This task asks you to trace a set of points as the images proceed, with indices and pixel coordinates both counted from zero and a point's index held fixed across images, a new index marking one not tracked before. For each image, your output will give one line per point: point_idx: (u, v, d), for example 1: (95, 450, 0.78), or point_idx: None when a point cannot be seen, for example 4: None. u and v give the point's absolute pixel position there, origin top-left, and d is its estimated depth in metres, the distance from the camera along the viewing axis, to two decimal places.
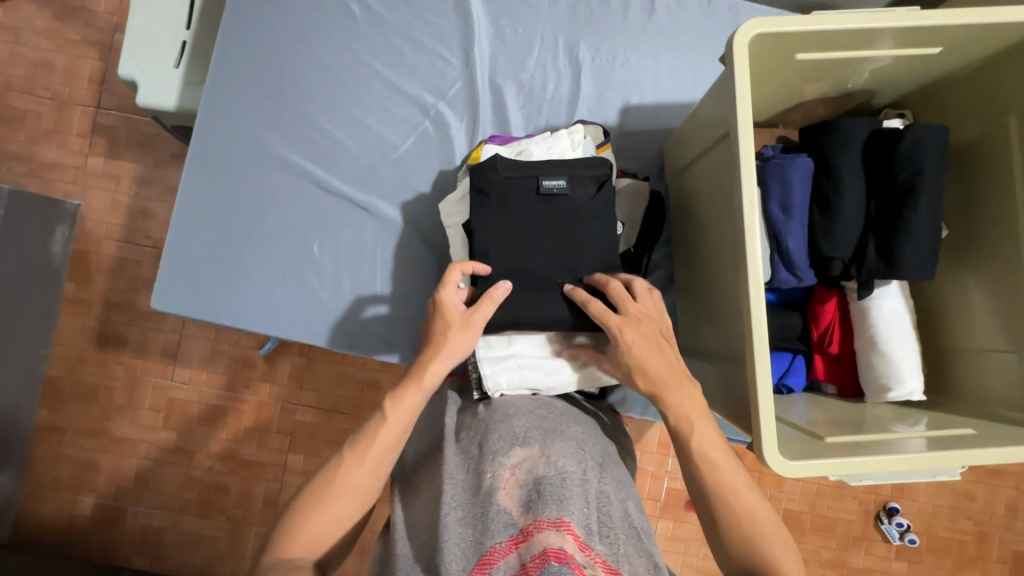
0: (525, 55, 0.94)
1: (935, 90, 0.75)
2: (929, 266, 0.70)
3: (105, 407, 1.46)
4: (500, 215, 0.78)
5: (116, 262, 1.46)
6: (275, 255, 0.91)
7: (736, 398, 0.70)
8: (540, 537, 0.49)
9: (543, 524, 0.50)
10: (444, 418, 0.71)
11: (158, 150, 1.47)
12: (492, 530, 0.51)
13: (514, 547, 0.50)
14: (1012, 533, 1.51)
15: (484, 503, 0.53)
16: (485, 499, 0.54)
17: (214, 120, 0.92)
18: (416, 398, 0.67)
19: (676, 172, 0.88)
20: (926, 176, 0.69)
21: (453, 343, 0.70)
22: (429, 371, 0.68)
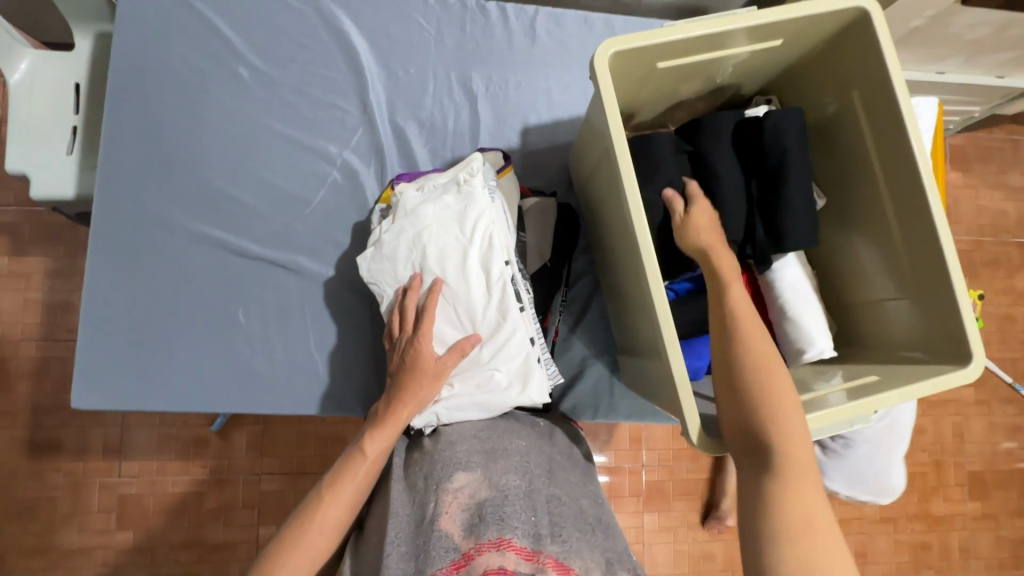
0: (421, 94, 0.97)
1: (792, 74, 0.83)
2: (812, 233, 0.75)
3: (49, 520, 1.36)
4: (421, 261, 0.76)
5: (38, 363, 1.38)
6: (197, 328, 0.89)
7: (665, 389, 0.73)
8: (482, 558, 0.49)
9: (483, 546, 0.50)
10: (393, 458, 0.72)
11: (68, 239, 1.41)
12: (433, 556, 0.50)
13: (455, 571, 0.49)
14: (963, 457, 1.63)
15: (428, 531, 0.53)
16: (428, 528, 0.54)
17: (113, 206, 0.89)
18: (391, 434, 0.69)
19: (581, 183, 0.93)
20: (791, 155, 0.74)
21: (418, 391, 0.70)
22: (405, 412, 0.69)
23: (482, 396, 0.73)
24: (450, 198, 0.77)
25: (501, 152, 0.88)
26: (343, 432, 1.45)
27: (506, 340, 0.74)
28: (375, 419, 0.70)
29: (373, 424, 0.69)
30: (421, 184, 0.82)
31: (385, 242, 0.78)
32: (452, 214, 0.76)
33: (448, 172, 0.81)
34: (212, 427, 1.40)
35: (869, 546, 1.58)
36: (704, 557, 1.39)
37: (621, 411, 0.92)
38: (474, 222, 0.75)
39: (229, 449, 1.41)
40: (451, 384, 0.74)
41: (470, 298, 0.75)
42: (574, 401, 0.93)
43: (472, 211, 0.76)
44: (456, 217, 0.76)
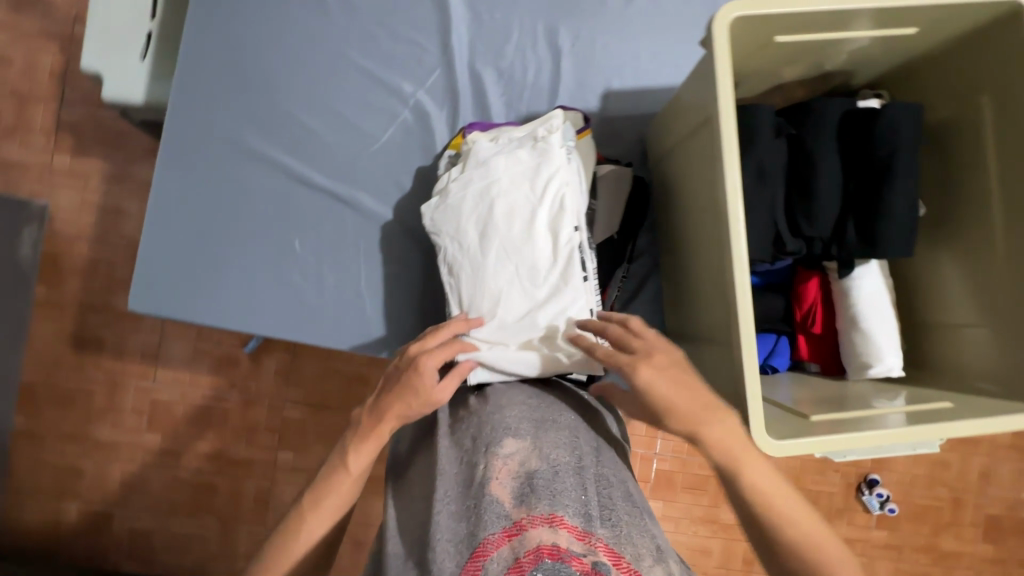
0: (504, 41, 0.93)
1: (909, 70, 0.77)
2: (909, 242, 0.71)
3: (85, 412, 1.42)
4: (488, 207, 0.74)
5: (88, 263, 1.42)
6: (253, 252, 0.89)
7: (723, 383, 0.70)
8: (534, 532, 0.49)
9: (536, 520, 0.50)
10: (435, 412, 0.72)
11: (126, 146, 1.42)
12: (485, 522, 0.51)
13: (507, 539, 0.50)
14: (985, 499, 1.58)
15: (478, 494, 0.54)
16: (478, 491, 0.54)
17: (185, 117, 0.89)
18: (373, 450, 0.66)
19: (658, 158, 0.89)
20: (902, 155, 0.69)
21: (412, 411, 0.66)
22: (388, 426, 0.66)
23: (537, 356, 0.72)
24: (527, 153, 0.75)
25: (582, 114, 0.85)
26: (366, 374, 1.47)
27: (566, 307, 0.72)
28: (357, 431, 0.67)
29: (355, 437, 0.66)
30: (496, 135, 0.80)
31: (454, 190, 0.77)
32: (526, 169, 0.74)
33: (526, 126, 0.79)
34: (244, 349, 1.44)
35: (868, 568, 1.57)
36: (702, 551, 1.40)
37: None
38: (547, 180, 0.73)
39: (258, 373, 1.44)
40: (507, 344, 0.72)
41: (534, 254, 0.73)
42: None
43: (548, 166, 0.73)
44: (530, 171, 0.74)
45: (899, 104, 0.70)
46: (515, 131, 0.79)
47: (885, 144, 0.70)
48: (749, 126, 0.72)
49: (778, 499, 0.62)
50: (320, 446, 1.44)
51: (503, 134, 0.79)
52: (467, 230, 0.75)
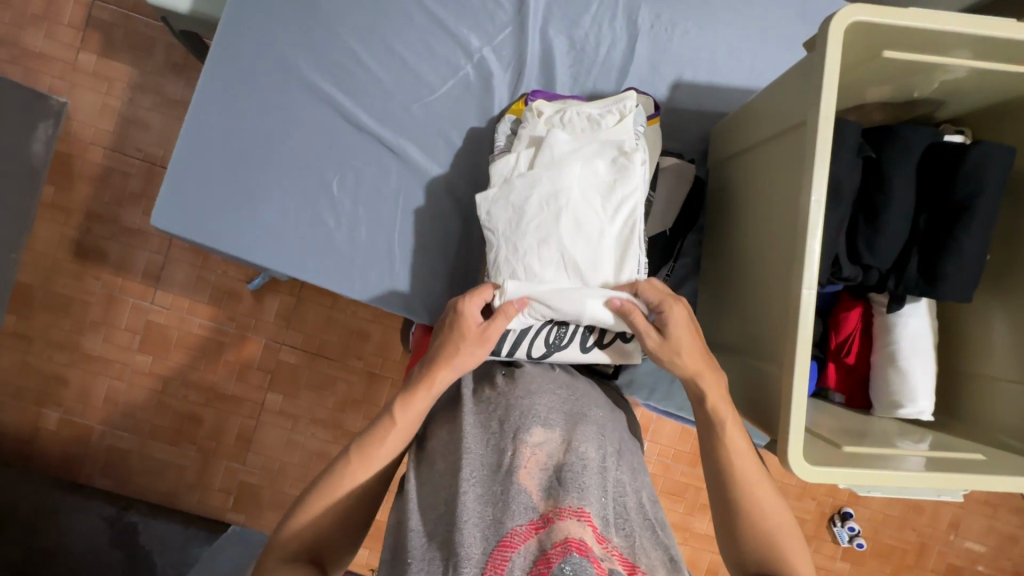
0: (582, 10, 0.88)
1: (1000, 112, 0.74)
2: (971, 287, 0.69)
3: (78, 321, 1.39)
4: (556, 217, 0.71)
5: (101, 171, 1.37)
6: (289, 186, 0.86)
7: (759, 396, 0.68)
8: (562, 525, 0.49)
9: (564, 512, 0.50)
10: (461, 383, 0.69)
11: (156, 56, 1.36)
12: (513, 512, 0.51)
13: (534, 532, 0.50)
14: (950, 547, 1.60)
15: (506, 482, 0.53)
16: (506, 478, 0.53)
17: (239, 31, 0.84)
18: (423, 407, 0.65)
19: (719, 160, 0.86)
20: (985, 197, 0.67)
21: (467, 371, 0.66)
22: (439, 377, 0.65)
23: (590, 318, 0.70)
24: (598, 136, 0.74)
25: (653, 99, 0.82)
26: (368, 330, 1.45)
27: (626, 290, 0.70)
28: (409, 384, 0.66)
29: (406, 390, 0.65)
30: (562, 108, 0.78)
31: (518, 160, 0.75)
32: (600, 183, 0.72)
33: (598, 103, 0.77)
34: (249, 285, 1.40)
35: None
36: None
37: (675, 401, 0.90)
38: (621, 201, 0.72)
39: (259, 311, 1.42)
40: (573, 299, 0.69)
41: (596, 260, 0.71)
42: (632, 375, 0.91)
43: (625, 187, 0.71)
44: (604, 186, 0.72)
45: (990, 143, 0.67)
46: (599, 129, 0.76)
47: (968, 182, 0.67)
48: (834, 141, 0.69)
49: (769, 522, 0.64)
50: (311, 394, 1.42)
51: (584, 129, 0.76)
52: (526, 236, 0.72)
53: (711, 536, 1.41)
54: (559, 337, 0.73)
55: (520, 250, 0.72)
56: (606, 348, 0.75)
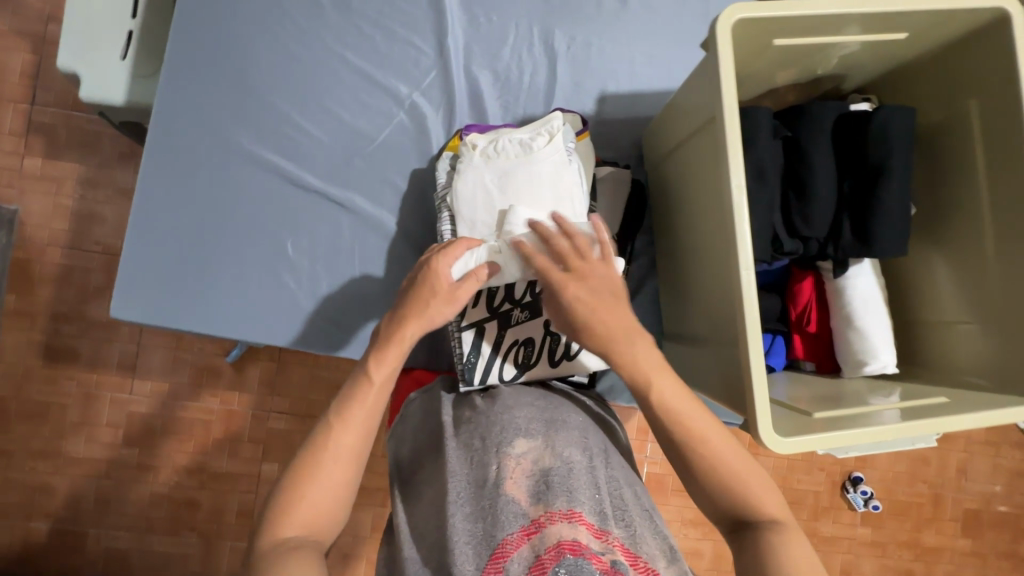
0: (500, 44, 0.93)
1: (899, 76, 0.78)
2: (903, 242, 0.72)
3: (57, 425, 1.36)
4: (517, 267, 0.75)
5: (62, 270, 1.36)
6: (243, 254, 0.87)
7: (727, 379, 0.70)
8: (554, 529, 0.49)
9: (555, 516, 0.50)
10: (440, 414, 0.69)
11: (104, 149, 1.38)
12: (503, 523, 0.51)
13: (526, 538, 0.50)
14: (963, 494, 1.62)
15: (492, 495, 0.54)
16: (493, 491, 0.54)
17: (173, 115, 0.86)
18: (395, 357, 0.66)
19: (654, 160, 0.89)
20: (896, 156, 0.71)
21: (436, 314, 0.68)
22: (410, 331, 0.67)
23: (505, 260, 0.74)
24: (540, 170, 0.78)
25: (579, 116, 0.86)
26: None
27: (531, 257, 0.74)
28: (379, 341, 0.68)
29: (377, 346, 0.67)
30: (494, 138, 0.82)
31: (464, 202, 0.79)
32: None
33: (527, 127, 0.81)
34: (228, 358, 1.39)
35: (854, 566, 1.59)
36: (694, 553, 1.40)
37: None
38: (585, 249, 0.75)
39: (242, 382, 1.40)
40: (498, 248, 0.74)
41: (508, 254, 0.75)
42: (610, 382, 0.92)
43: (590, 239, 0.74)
44: None
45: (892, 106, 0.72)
46: (541, 203, 0.78)
47: (879, 144, 0.71)
48: (748, 128, 0.73)
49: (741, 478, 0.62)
50: None
51: (520, 185, 0.78)
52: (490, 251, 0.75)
53: None
54: (527, 356, 0.79)
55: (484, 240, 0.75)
56: (573, 358, 0.78)
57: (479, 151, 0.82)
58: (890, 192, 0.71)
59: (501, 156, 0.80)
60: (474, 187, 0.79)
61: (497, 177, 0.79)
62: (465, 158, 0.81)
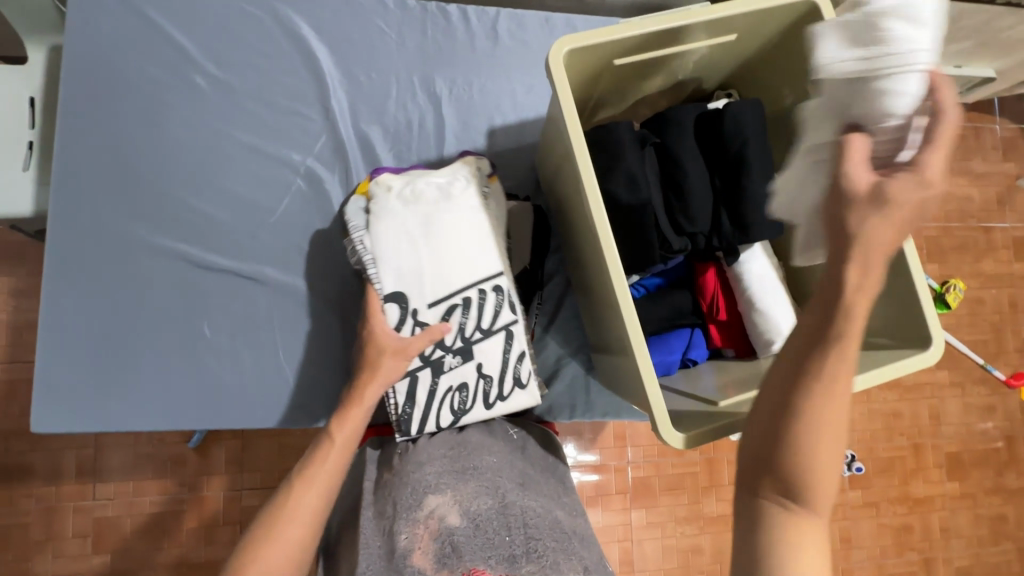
0: (384, 99, 0.96)
1: (749, 69, 0.84)
2: (776, 224, 0.77)
3: (21, 547, 1.31)
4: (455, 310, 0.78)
5: (4, 387, 1.33)
6: (161, 345, 0.87)
7: (633, 384, 0.73)
8: None
9: None
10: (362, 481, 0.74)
11: (30, 258, 1.37)
12: None
13: None
14: (941, 439, 1.65)
15: (402, 566, 0.57)
16: (402, 562, 0.57)
17: (70, 222, 0.87)
18: (359, 418, 0.72)
19: (547, 183, 0.93)
20: (752, 147, 0.76)
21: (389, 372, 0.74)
22: (369, 393, 0.73)
23: None
24: (461, 218, 0.78)
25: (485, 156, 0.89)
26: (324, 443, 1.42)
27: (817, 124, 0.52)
28: (341, 406, 0.73)
29: (340, 410, 0.72)
30: (407, 182, 0.80)
31: (385, 248, 0.77)
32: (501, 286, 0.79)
33: (443, 171, 0.81)
34: (189, 444, 1.37)
35: (852, 530, 1.60)
36: (692, 549, 1.40)
37: (597, 410, 0.94)
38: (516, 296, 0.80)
39: (208, 466, 1.38)
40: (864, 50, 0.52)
41: None
42: (549, 402, 0.94)
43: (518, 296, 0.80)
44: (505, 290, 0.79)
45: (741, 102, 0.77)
46: (462, 250, 0.78)
47: (736, 137, 0.76)
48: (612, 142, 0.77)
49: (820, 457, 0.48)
50: None
51: (439, 235, 0.77)
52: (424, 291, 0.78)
53: (724, 516, 1.42)
54: (441, 397, 0.78)
55: None
56: (508, 398, 0.79)
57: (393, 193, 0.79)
58: (755, 179, 0.75)
59: (418, 200, 0.79)
60: (394, 234, 0.77)
61: (420, 223, 0.78)
62: (379, 199, 0.79)
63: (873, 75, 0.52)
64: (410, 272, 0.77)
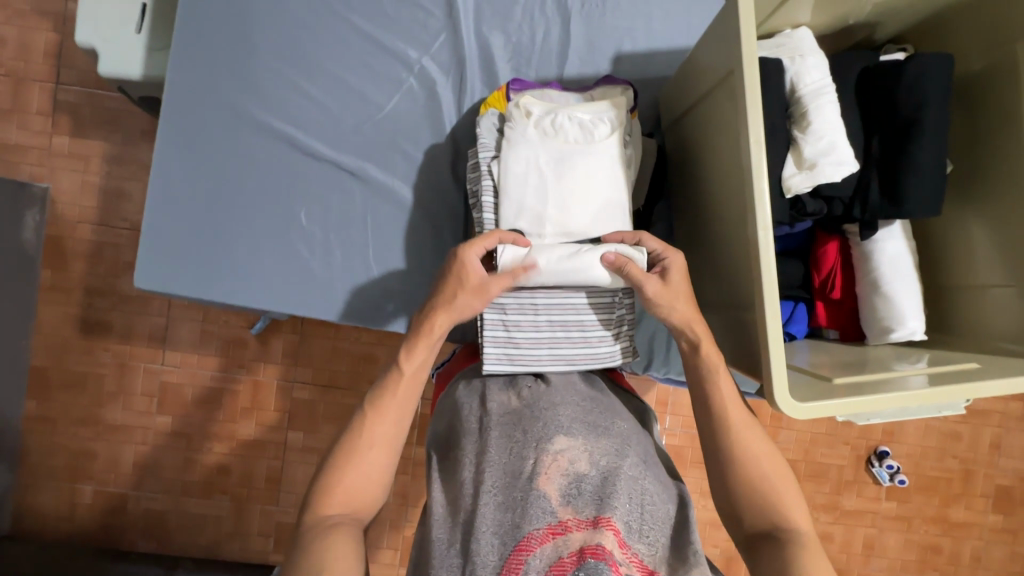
0: (511, 3, 0.89)
1: (937, 22, 0.74)
2: (936, 202, 0.68)
3: (95, 395, 1.42)
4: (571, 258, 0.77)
5: (92, 246, 1.40)
6: (260, 226, 0.88)
7: (744, 343, 0.69)
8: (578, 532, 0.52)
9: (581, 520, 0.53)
10: (486, 398, 0.72)
11: (126, 126, 1.39)
12: (531, 517, 0.54)
13: (551, 536, 0.53)
14: (996, 469, 1.55)
15: (525, 488, 0.56)
16: (527, 484, 0.57)
17: (184, 89, 0.86)
18: (426, 351, 0.70)
19: (671, 122, 0.86)
20: (929, 109, 0.67)
21: (465, 307, 0.70)
22: (439, 325, 0.70)
23: (807, 65, 0.68)
24: (604, 158, 0.77)
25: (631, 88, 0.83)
26: (373, 352, 1.45)
27: (808, 89, 0.67)
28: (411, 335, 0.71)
29: (408, 341, 0.70)
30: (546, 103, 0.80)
31: (512, 180, 0.77)
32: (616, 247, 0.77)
33: (589, 107, 0.79)
34: (251, 330, 1.42)
35: (877, 540, 1.55)
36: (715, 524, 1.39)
37: (675, 366, 0.92)
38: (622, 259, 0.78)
39: (266, 354, 1.43)
40: (802, 56, 0.68)
41: (801, 57, 0.69)
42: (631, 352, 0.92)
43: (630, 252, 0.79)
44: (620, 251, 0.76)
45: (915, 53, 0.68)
46: (594, 190, 0.77)
47: (908, 96, 0.68)
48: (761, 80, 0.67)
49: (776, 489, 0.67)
50: (329, 425, 1.44)
51: (569, 171, 0.77)
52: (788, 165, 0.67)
53: None
54: (519, 340, 0.75)
55: (810, 64, 0.68)
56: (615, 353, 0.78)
57: (531, 120, 0.79)
58: (923, 148, 0.67)
59: (557, 134, 0.78)
60: (525, 168, 0.77)
61: (556, 156, 0.77)
62: (516, 124, 0.79)
63: (796, 67, 0.68)
64: (553, 200, 0.77)
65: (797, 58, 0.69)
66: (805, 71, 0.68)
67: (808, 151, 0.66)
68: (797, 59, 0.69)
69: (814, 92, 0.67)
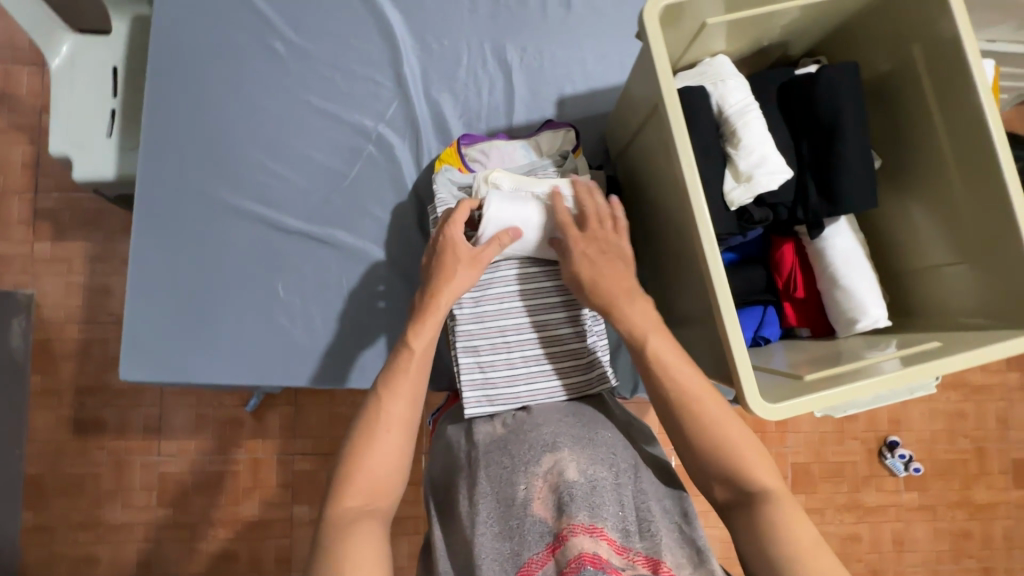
0: (455, 66, 0.96)
1: (841, 34, 0.80)
2: (870, 195, 0.73)
3: (94, 497, 1.39)
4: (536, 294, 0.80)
5: (80, 345, 1.41)
6: (238, 303, 0.90)
7: (715, 352, 0.71)
8: (576, 540, 0.53)
9: (577, 529, 0.53)
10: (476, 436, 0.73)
11: (105, 224, 1.43)
12: (528, 542, 0.55)
13: (551, 554, 0.54)
14: (1008, 444, 1.55)
15: (519, 514, 0.58)
16: (520, 510, 0.58)
17: (154, 185, 0.90)
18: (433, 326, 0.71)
19: (618, 153, 0.91)
20: (847, 113, 0.72)
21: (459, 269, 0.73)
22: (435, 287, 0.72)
23: (728, 87, 0.73)
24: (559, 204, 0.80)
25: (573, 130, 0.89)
26: None
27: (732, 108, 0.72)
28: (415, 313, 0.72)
29: (415, 321, 0.71)
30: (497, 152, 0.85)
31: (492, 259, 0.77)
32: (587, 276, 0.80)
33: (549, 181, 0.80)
34: (247, 408, 1.42)
35: (905, 534, 1.51)
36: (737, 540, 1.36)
37: None
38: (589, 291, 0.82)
39: (263, 430, 1.42)
40: (723, 81, 0.74)
41: (722, 82, 0.74)
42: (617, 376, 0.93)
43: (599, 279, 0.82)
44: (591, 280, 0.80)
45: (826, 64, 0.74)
46: None
47: (825, 104, 0.73)
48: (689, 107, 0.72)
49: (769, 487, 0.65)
50: None
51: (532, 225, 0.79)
52: (727, 180, 0.72)
53: None
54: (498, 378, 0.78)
55: (730, 87, 0.73)
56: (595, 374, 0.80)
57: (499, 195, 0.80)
58: (848, 149, 0.71)
59: None
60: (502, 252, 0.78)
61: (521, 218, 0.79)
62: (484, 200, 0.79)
63: (718, 91, 0.73)
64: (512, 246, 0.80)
65: (717, 83, 0.74)
66: (727, 94, 0.73)
67: (743, 165, 0.70)
68: (719, 83, 0.74)
69: (739, 111, 0.72)
